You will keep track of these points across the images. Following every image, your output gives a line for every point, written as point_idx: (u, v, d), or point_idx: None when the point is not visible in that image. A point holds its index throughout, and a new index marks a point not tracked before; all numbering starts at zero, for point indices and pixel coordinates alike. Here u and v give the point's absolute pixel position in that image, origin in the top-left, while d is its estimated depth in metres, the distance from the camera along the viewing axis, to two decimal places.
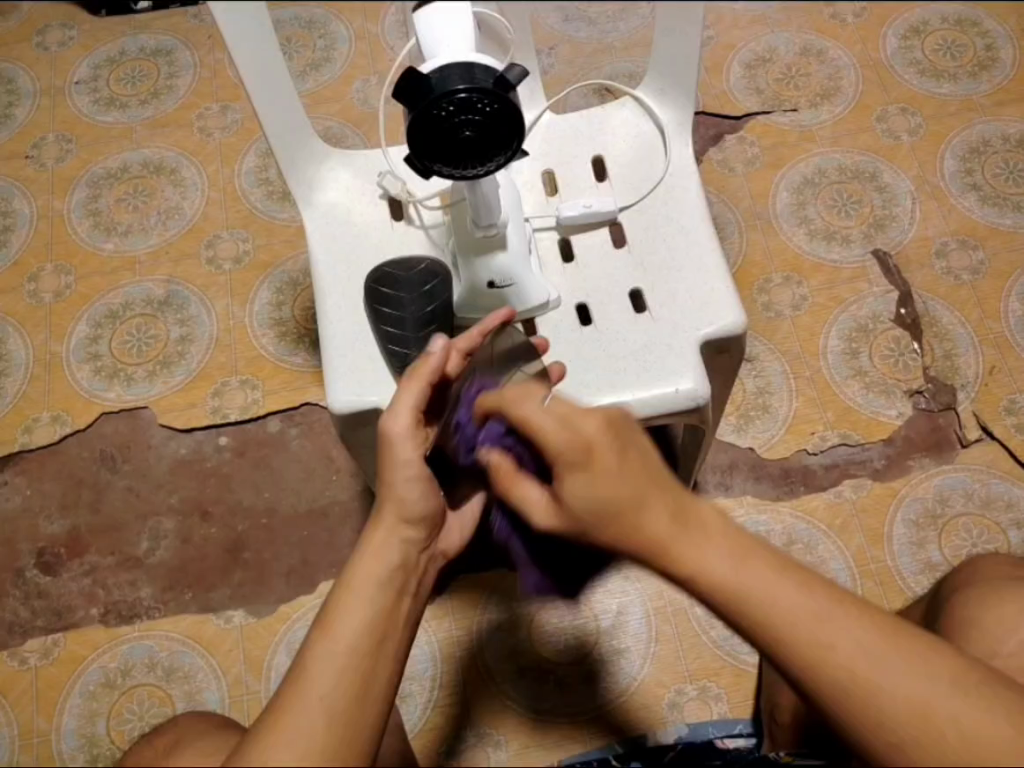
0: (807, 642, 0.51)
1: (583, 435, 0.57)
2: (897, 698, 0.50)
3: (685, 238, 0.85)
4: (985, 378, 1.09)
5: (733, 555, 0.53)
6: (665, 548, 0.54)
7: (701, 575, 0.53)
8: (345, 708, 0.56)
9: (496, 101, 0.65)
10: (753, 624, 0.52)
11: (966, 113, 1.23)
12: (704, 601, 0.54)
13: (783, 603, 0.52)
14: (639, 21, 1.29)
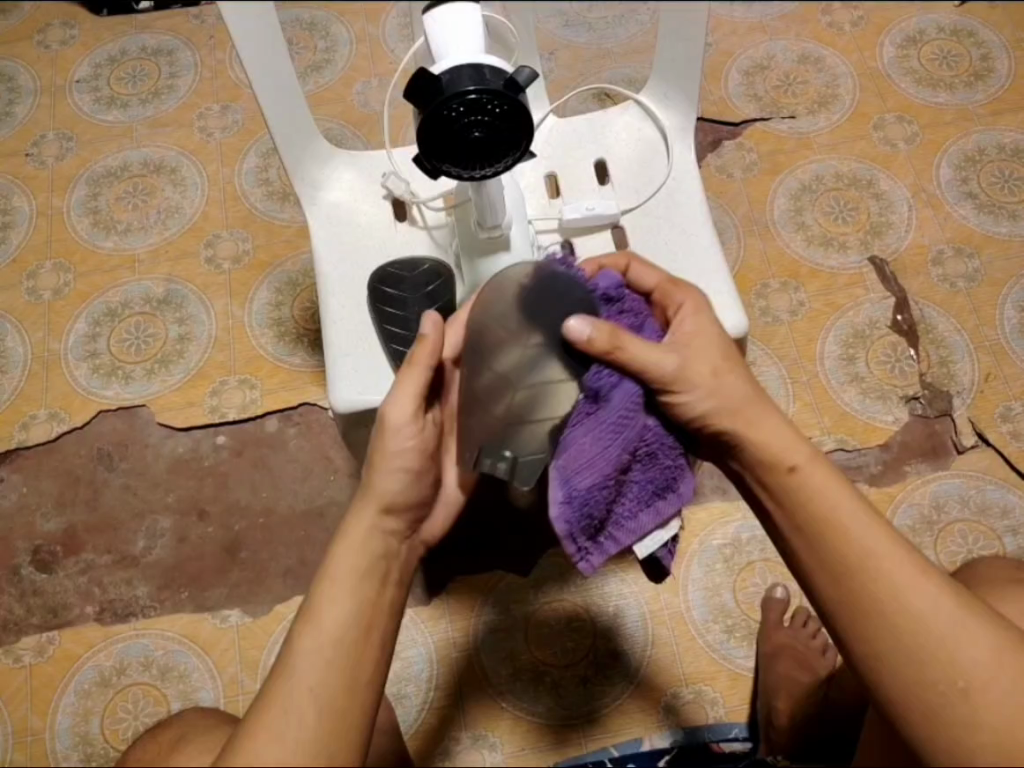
0: (855, 536, 0.61)
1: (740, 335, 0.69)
2: (954, 647, 0.59)
3: (687, 242, 0.86)
4: (980, 384, 1.10)
5: (843, 491, 0.63)
6: (786, 464, 0.64)
7: (816, 496, 0.63)
8: (337, 700, 0.59)
9: (505, 102, 0.66)
10: (846, 548, 0.61)
11: (961, 122, 1.24)
12: (804, 518, 0.63)
13: (880, 541, 0.61)
14: (639, 28, 1.30)
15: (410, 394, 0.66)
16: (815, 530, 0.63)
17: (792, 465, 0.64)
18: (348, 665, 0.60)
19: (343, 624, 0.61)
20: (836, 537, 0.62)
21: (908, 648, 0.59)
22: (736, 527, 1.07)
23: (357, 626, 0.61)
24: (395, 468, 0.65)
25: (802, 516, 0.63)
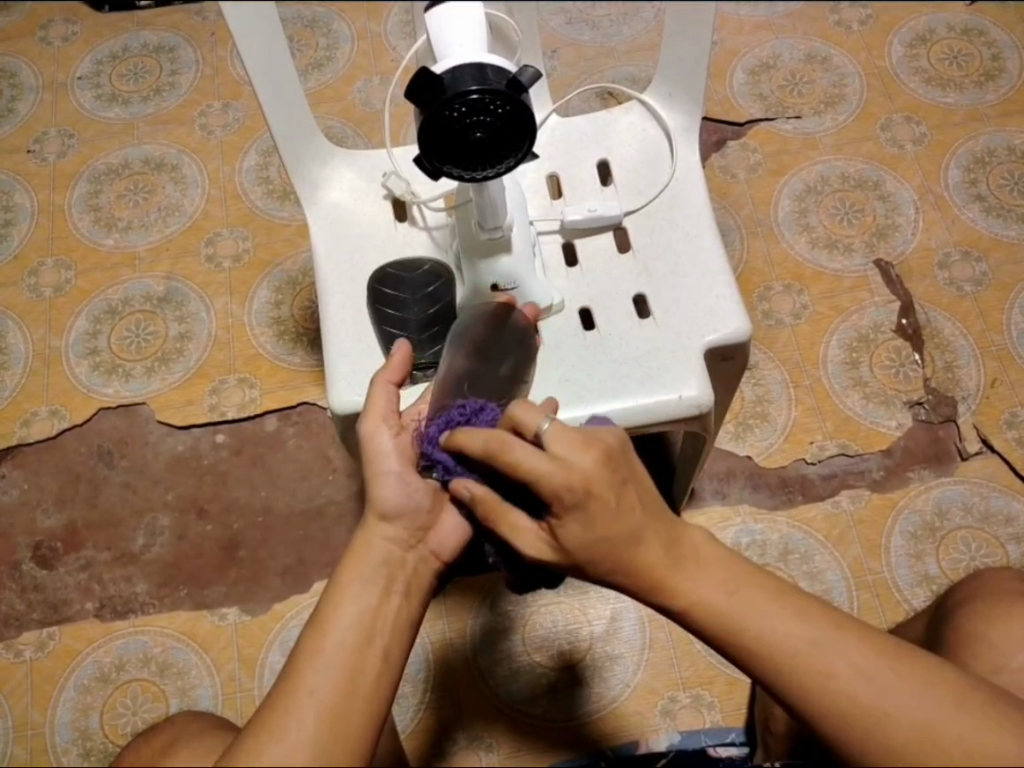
0: (803, 670, 0.53)
1: (580, 474, 0.54)
2: (898, 720, 0.51)
3: (690, 244, 0.85)
4: (986, 390, 1.09)
5: (726, 584, 0.55)
6: (657, 577, 0.55)
7: (698, 603, 0.55)
8: (338, 705, 0.56)
9: (507, 102, 0.65)
10: (749, 654, 0.54)
11: (971, 123, 1.22)
12: (700, 628, 0.56)
13: (784, 632, 0.53)
14: (643, 26, 1.29)
15: (381, 405, 0.69)
16: (717, 639, 0.55)
17: (667, 578, 0.55)
18: (350, 669, 0.57)
19: (346, 627, 0.59)
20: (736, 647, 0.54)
21: (843, 732, 0.52)
22: (736, 532, 1.04)
23: (359, 630, 0.59)
24: (388, 473, 0.66)
25: (701, 626, 0.56)
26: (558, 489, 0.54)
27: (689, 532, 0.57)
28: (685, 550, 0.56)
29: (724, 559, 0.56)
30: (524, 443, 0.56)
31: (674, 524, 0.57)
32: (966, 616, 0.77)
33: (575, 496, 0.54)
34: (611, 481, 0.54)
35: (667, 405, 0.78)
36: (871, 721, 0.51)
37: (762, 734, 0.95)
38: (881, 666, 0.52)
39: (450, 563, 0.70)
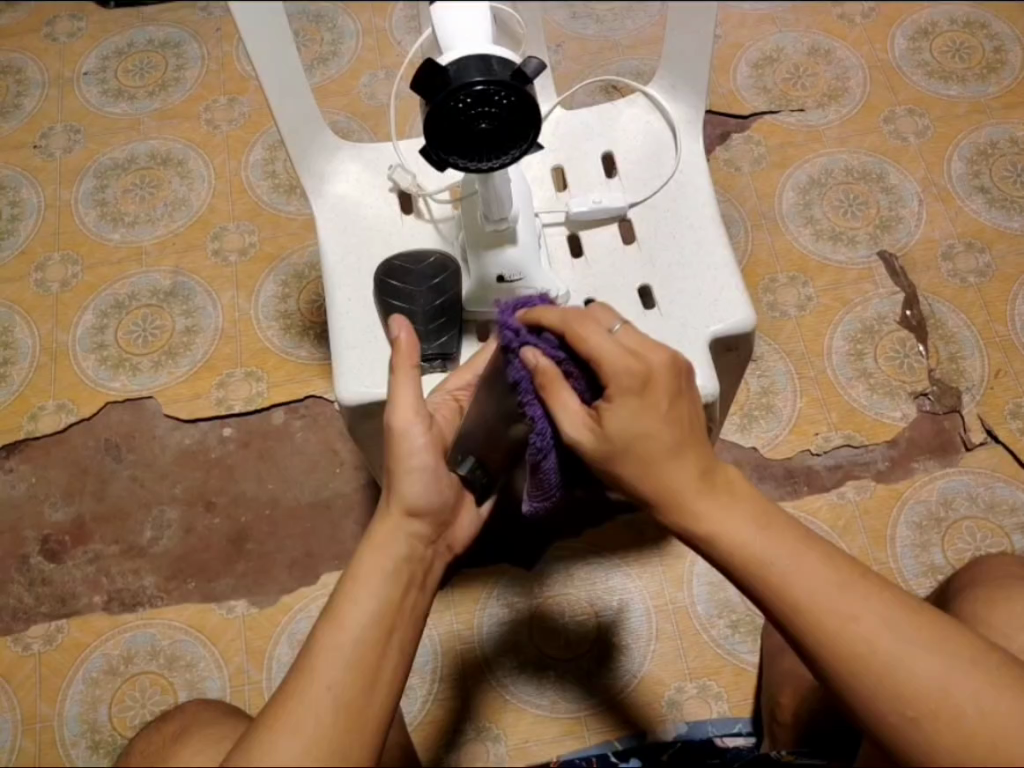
0: (825, 608, 0.55)
1: (645, 366, 0.60)
2: (912, 673, 0.53)
3: (695, 235, 0.85)
4: (990, 380, 1.09)
5: (756, 518, 0.58)
6: (687, 502, 0.59)
7: (726, 535, 0.58)
8: (353, 704, 0.56)
9: (513, 93, 0.65)
10: (768, 588, 0.57)
11: (974, 115, 1.23)
12: (724, 560, 0.59)
13: (805, 571, 0.56)
14: (647, 20, 1.29)
15: (407, 400, 0.66)
16: (740, 573, 0.58)
17: (696, 503, 0.59)
18: (364, 666, 0.57)
19: (362, 625, 0.58)
20: (760, 577, 0.57)
21: (858, 675, 0.54)
22: None
23: (379, 628, 0.59)
24: (416, 469, 0.65)
25: (721, 560, 0.59)
26: (618, 368, 0.60)
27: (723, 467, 0.61)
28: (718, 482, 0.60)
29: (755, 500, 0.60)
30: (595, 326, 0.62)
31: (710, 456, 0.61)
32: (968, 602, 0.77)
33: (636, 383, 0.60)
34: (673, 383, 0.60)
35: None
36: (884, 669, 0.53)
37: (769, 724, 0.95)
38: (899, 616, 0.54)
39: (460, 552, 0.73)
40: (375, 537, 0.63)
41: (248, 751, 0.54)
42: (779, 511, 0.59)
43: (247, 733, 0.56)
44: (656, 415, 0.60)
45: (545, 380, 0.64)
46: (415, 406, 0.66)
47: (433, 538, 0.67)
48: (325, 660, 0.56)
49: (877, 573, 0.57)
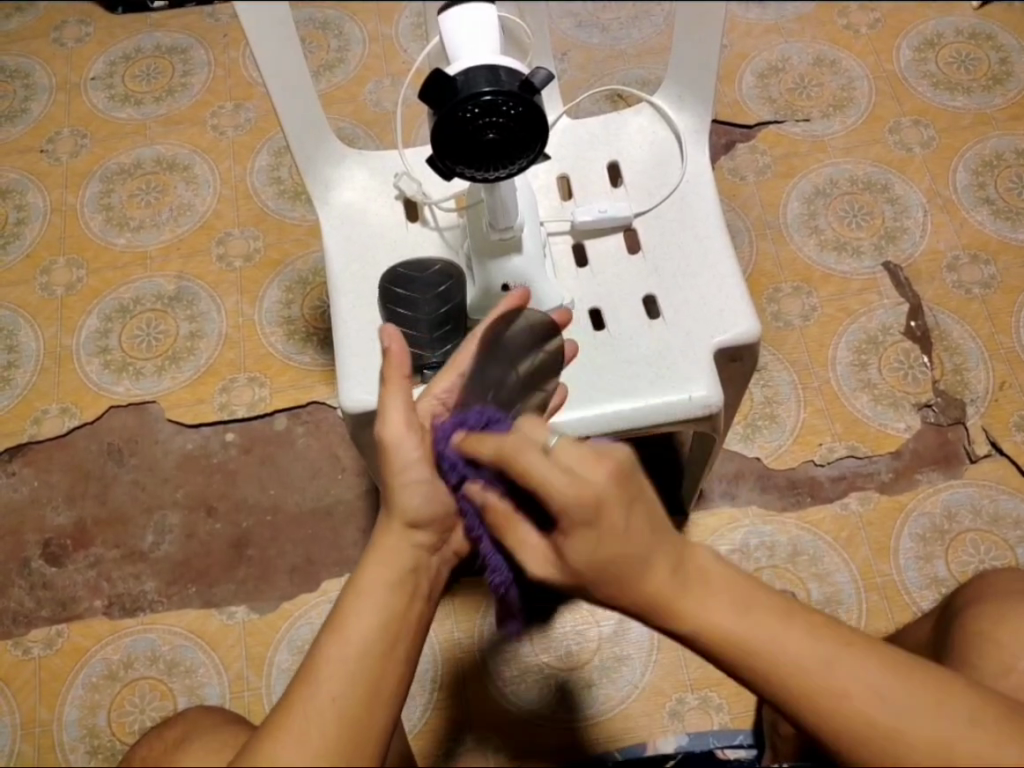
0: (820, 690, 0.51)
1: (593, 491, 0.53)
2: (909, 736, 0.51)
3: (699, 245, 0.85)
4: (994, 392, 1.09)
5: (737, 603, 0.53)
6: (665, 602, 0.53)
7: (709, 627, 0.53)
8: (358, 715, 0.55)
9: (520, 104, 0.65)
10: (765, 675, 0.52)
11: (979, 127, 1.23)
12: (705, 651, 0.54)
13: (795, 651, 0.52)
14: (652, 28, 1.30)
15: (397, 415, 0.65)
16: (725, 662, 0.54)
17: (675, 602, 0.53)
18: (367, 675, 0.56)
19: (366, 634, 0.57)
20: (751, 664, 0.52)
21: (858, 748, 0.51)
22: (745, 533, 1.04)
23: (384, 638, 0.58)
24: (413, 482, 0.65)
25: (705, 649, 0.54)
26: (568, 504, 0.54)
27: (696, 550, 0.55)
28: (692, 571, 0.54)
29: (730, 578, 0.54)
30: (535, 451, 0.56)
31: (681, 543, 0.55)
32: (972, 616, 0.76)
33: (587, 515, 0.53)
34: (626, 492, 0.54)
35: (676, 403, 0.78)
36: (886, 741, 0.51)
37: (769, 735, 0.95)
38: (888, 679, 0.52)
39: (466, 556, 0.71)
40: (380, 545, 0.63)
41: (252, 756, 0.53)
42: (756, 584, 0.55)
43: (251, 739, 0.55)
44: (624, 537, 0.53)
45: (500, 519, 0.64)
46: (405, 416, 0.66)
47: (438, 546, 0.66)
48: (327, 664, 0.56)
49: (857, 633, 0.53)
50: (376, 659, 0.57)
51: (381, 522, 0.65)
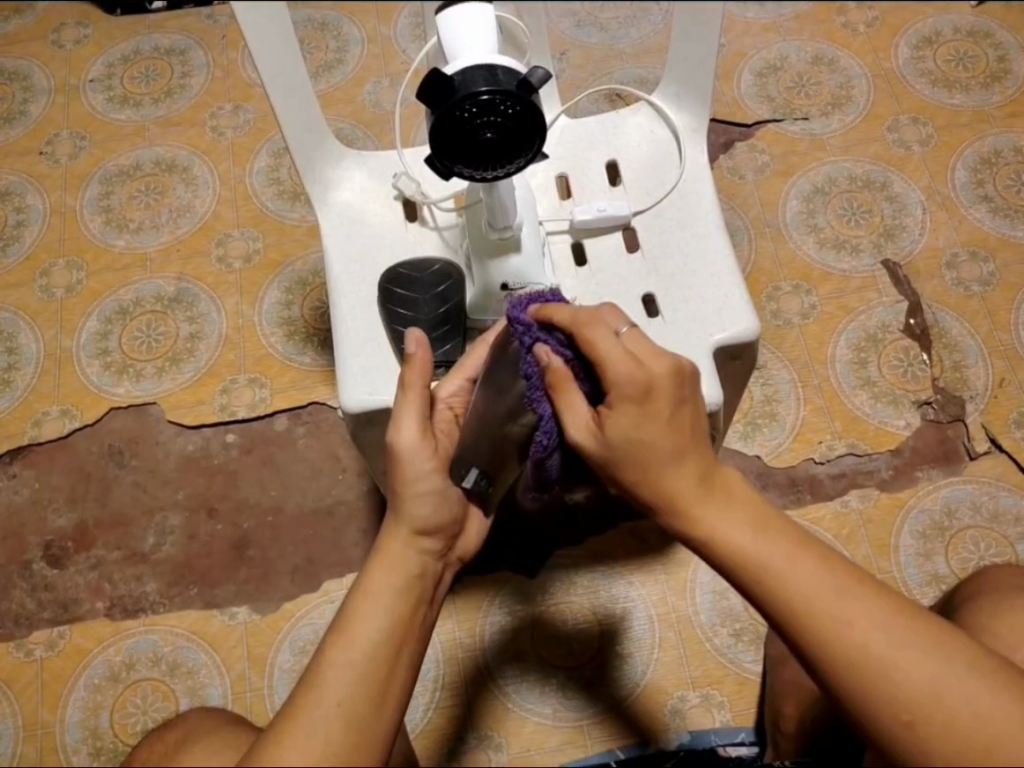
0: (821, 612, 0.53)
1: (646, 376, 0.59)
2: (904, 672, 0.52)
3: (698, 243, 0.85)
4: (994, 389, 1.09)
5: (753, 524, 0.57)
6: (688, 506, 0.58)
7: (722, 538, 0.57)
8: (364, 719, 0.55)
9: (518, 102, 0.65)
10: (769, 591, 0.55)
11: (978, 124, 1.23)
12: (722, 564, 0.57)
13: (803, 573, 0.55)
14: (650, 27, 1.30)
15: (411, 417, 0.66)
16: (734, 574, 0.57)
17: (695, 508, 0.58)
18: (372, 679, 0.56)
19: (371, 638, 0.58)
20: (756, 578, 0.56)
21: (853, 673, 0.53)
22: None
23: (388, 643, 0.58)
24: (421, 491, 0.65)
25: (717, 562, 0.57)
26: (621, 380, 0.59)
27: (723, 469, 0.60)
28: (716, 484, 0.59)
29: (753, 504, 0.58)
30: (604, 330, 0.61)
31: (711, 461, 0.59)
32: (972, 613, 0.76)
33: (636, 394, 0.58)
34: (675, 390, 0.59)
35: None
36: (883, 669, 0.52)
37: (773, 734, 0.94)
38: (892, 617, 0.53)
39: (468, 560, 0.73)
40: (386, 552, 0.63)
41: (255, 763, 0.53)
42: (776, 516, 0.58)
43: (254, 746, 0.55)
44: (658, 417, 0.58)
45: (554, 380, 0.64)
46: (416, 426, 0.66)
47: (443, 552, 0.67)
48: (331, 668, 0.56)
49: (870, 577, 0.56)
50: (383, 661, 0.57)
51: (385, 529, 0.65)
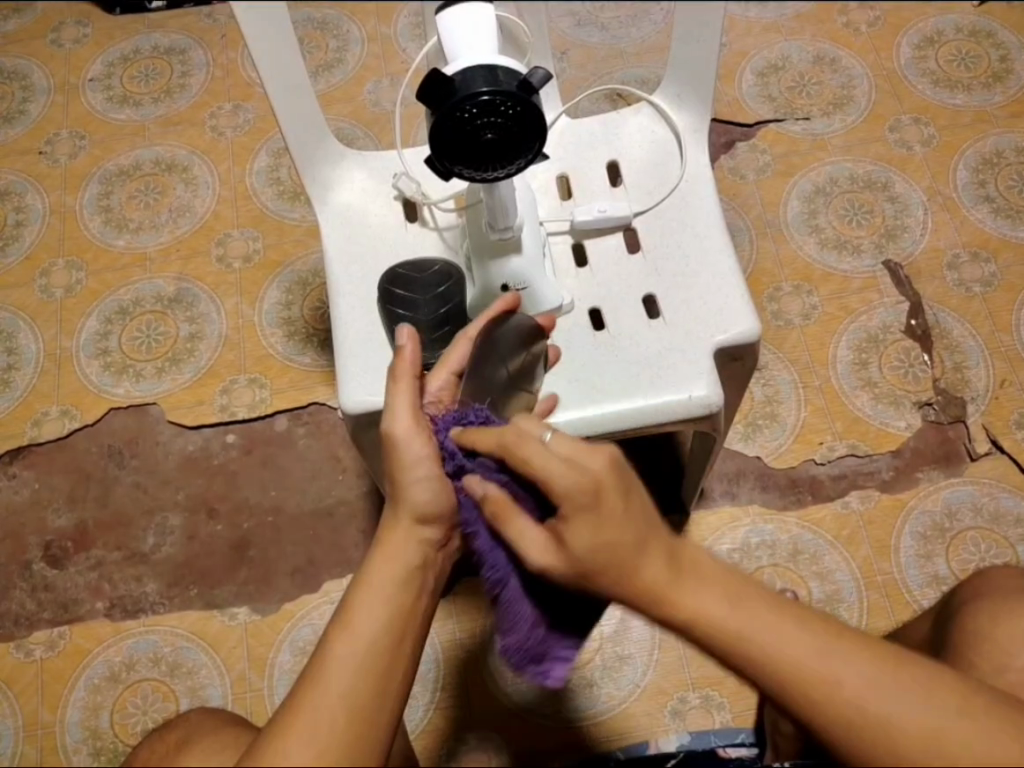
0: (812, 677, 0.51)
1: (591, 477, 0.53)
2: (899, 723, 0.50)
3: (699, 245, 0.85)
4: (995, 391, 1.09)
5: (729, 597, 0.52)
6: (661, 594, 0.52)
7: (701, 618, 0.52)
8: (367, 711, 0.55)
9: (518, 103, 0.65)
10: (753, 663, 0.51)
11: (979, 125, 1.23)
12: (701, 643, 0.53)
13: (789, 644, 0.51)
14: (652, 27, 1.29)
15: (404, 407, 0.66)
16: (715, 650, 0.52)
17: (668, 592, 0.52)
18: (376, 671, 0.56)
19: (374, 630, 0.57)
20: (741, 654, 0.51)
21: (848, 733, 0.50)
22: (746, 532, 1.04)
23: (391, 634, 0.58)
24: (418, 477, 0.64)
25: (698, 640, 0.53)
26: (570, 492, 0.54)
27: (691, 549, 0.55)
28: (685, 563, 0.54)
29: (724, 576, 0.54)
30: (536, 445, 0.57)
31: (673, 540, 0.54)
32: (973, 616, 0.76)
33: (588, 499, 0.53)
34: (620, 484, 0.54)
35: (676, 404, 0.78)
36: (878, 726, 0.50)
37: (772, 735, 0.94)
38: (880, 669, 0.51)
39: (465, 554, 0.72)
40: (386, 543, 0.63)
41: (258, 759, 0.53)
42: (737, 579, 0.54)
43: (256, 742, 0.54)
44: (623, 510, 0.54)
45: (496, 508, 0.60)
46: (412, 414, 0.66)
47: (442, 543, 0.66)
48: (334, 659, 0.56)
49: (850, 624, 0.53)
50: (386, 653, 0.57)
51: (385, 517, 0.65)
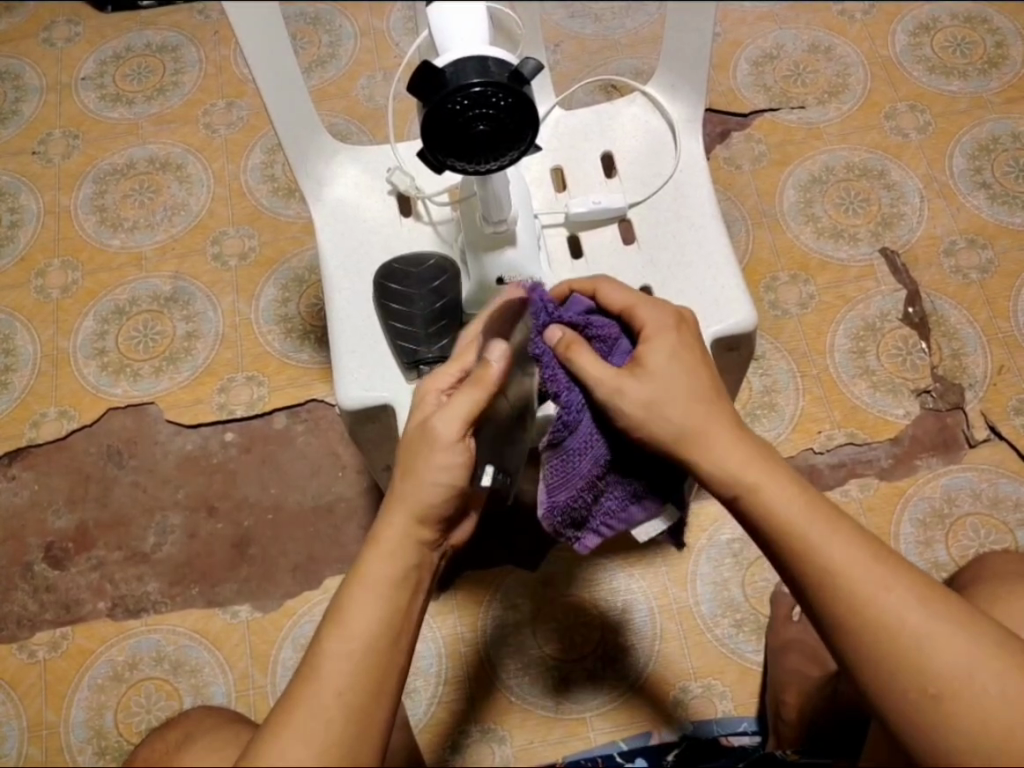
0: (859, 584, 0.58)
1: (669, 327, 0.67)
2: (927, 649, 0.56)
3: (696, 234, 0.84)
4: (993, 377, 1.09)
5: (799, 499, 0.61)
6: (740, 474, 0.62)
7: (774, 505, 0.61)
8: (363, 708, 0.56)
9: (510, 94, 0.64)
10: (809, 558, 0.59)
11: (975, 111, 1.22)
12: (771, 533, 0.61)
13: (845, 549, 0.59)
14: (645, 18, 1.29)
15: (457, 414, 0.62)
16: (780, 542, 0.60)
17: (745, 473, 0.62)
18: (370, 671, 0.57)
19: (370, 628, 0.58)
20: (798, 546, 0.60)
21: (878, 650, 0.57)
22: None
23: (388, 631, 0.58)
24: (434, 485, 0.61)
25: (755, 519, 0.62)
26: (650, 325, 0.68)
27: (769, 450, 0.64)
28: (763, 459, 0.63)
29: (798, 483, 0.62)
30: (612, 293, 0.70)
31: (751, 438, 0.64)
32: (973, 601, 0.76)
33: (667, 330, 0.67)
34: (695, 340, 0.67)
35: None
36: (907, 649, 0.57)
37: (774, 721, 0.94)
38: (922, 601, 0.58)
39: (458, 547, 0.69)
40: (381, 538, 0.61)
41: (258, 754, 0.55)
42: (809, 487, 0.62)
43: (254, 739, 0.56)
44: (662, 382, 0.64)
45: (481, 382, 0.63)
46: (462, 425, 0.62)
47: (437, 543, 0.64)
48: (329, 660, 0.56)
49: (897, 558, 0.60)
50: (382, 652, 0.58)
51: (383, 510, 0.62)
